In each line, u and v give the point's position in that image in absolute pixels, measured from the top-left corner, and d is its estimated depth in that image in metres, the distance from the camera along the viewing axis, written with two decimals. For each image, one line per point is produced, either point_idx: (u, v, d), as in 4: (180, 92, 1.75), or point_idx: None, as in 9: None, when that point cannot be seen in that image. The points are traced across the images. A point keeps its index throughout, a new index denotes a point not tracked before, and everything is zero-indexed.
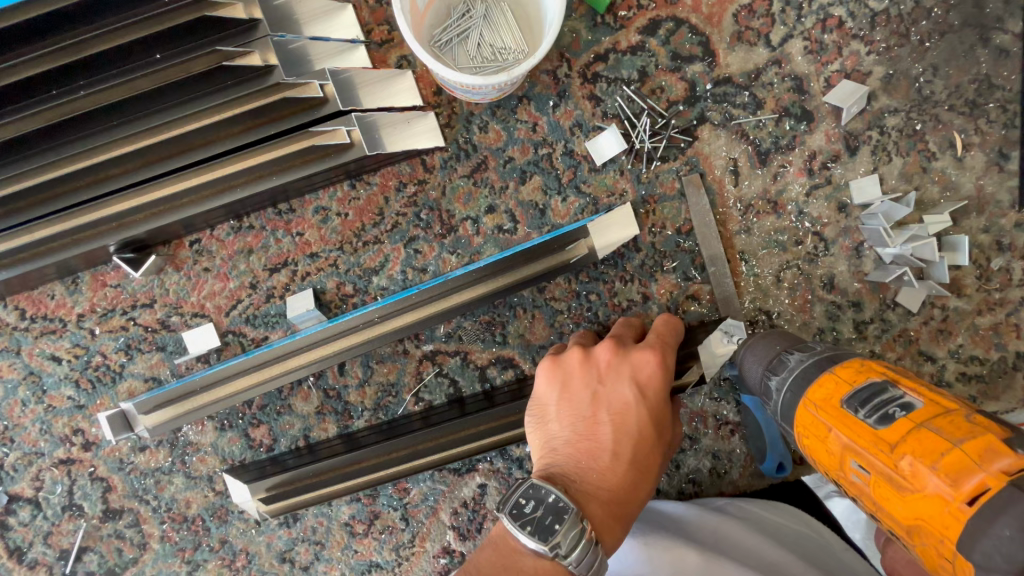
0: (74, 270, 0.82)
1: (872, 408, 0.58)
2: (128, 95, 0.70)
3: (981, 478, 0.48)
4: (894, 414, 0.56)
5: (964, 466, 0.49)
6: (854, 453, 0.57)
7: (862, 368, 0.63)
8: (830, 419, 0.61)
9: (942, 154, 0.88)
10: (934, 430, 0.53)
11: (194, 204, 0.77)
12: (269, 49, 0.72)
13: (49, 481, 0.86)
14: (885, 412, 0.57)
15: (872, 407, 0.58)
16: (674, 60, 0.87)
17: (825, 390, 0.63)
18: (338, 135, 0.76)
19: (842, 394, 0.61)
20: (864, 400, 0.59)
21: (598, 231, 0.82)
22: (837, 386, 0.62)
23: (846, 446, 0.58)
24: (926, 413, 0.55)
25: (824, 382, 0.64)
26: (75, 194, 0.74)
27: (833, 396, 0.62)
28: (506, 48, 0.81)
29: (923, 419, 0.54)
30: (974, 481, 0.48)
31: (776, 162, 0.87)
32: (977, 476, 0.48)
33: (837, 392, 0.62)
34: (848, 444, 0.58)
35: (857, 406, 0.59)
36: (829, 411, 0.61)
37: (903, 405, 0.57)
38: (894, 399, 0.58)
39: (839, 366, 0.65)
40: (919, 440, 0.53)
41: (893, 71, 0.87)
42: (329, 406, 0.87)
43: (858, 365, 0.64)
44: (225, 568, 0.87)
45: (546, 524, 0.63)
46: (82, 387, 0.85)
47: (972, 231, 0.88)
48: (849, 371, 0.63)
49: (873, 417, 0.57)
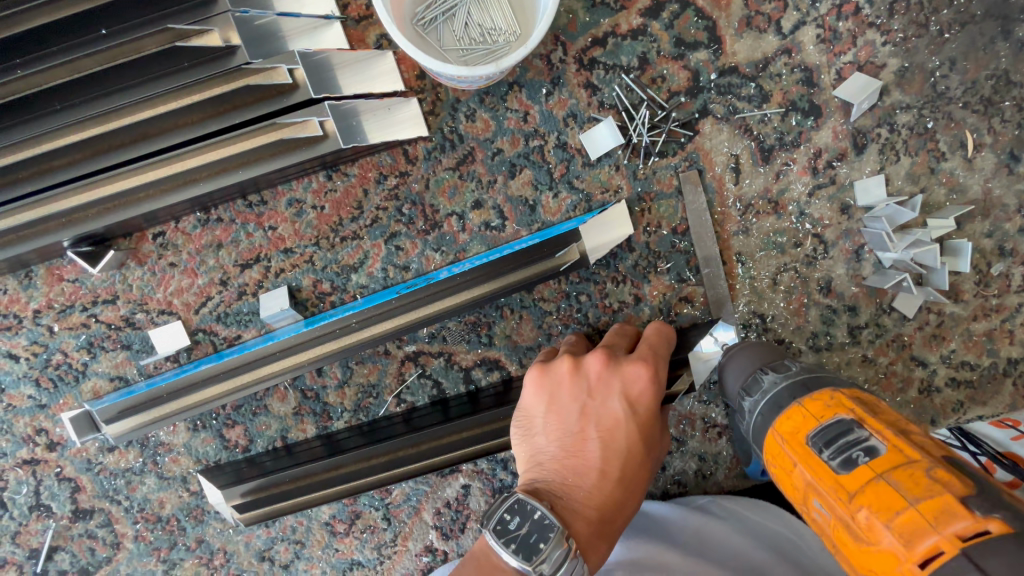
0: (27, 264, 0.76)
1: (836, 450, 0.56)
2: (71, 76, 0.64)
3: (935, 541, 0.47)
4: (857, 459, 0.55)
5: (919, 526, 0.48)
6: (815, 493, 0.56)
7: (830, 402, 0.61)
8: (796, 455, 0.60)
9: (951, 154, 0.84)
10: (892, 483, 0.51)
11: (152, 199, 0.70)
12: (230, 27, 0.65)
13: (13, 481, 0.82)
14: (848, 456, 0.55)
15: (836, 449, 0.56)
16: (677, 47, 0.80)
17: (793, 423, 0.62)
18: (310, 127, 0.69)
19: (808, 430, 0.60)
20: (829, 439, 0.57)
21: (587, 234, 0.77)
22: (804, 421, 0.61)
23: (808, 484, 0.57)
24: (888, 462, 0.53)
25: (792, 414, 0.62)
26: (19, 185, 0.68)
27: (800, 431, 0.60)
28: (496, 29, 0.74)
29: (884, 468, 0.53)
30: (927, 543, 0.47)
31: (780, 160, 0.83)
32: (932, 537, 0.47)
33: (804, 427, 0.60)
34: (809, 483, 0.57)
35: (822, 445, 0.57)
36: (794, 446, 0.60)
37: (867, 449, 0.55)
38: (858, 442, 0.56)
39: (808, 398, 0.62)
40: (878, 492, 0.51)
41: (908, 64, 0.82)
42: (307, 406, 0.84)
43: (827, 397, 0.61)
44: (203, 566, 0.86)
45: (531, 542, 0.62)
46: (43, 386, 0.80)
47: (975, 236, 0.85)
48: (817, 404, 0.61)
49: (836, 461, 0.56)
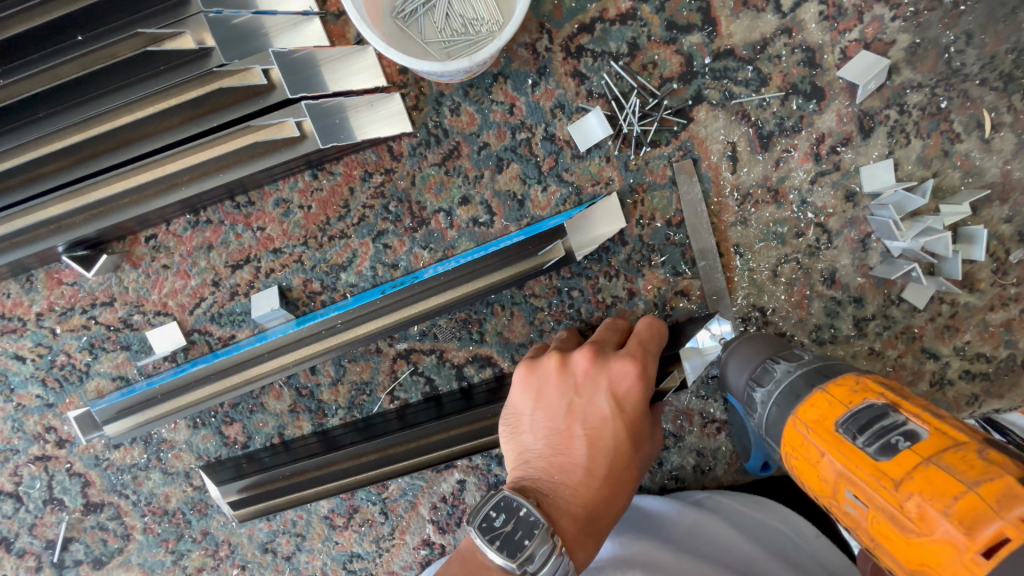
0: (28, 268, 0.79)
1: (873, 435, 0.53)
2: (52, 83, 0.65)
3: (999, 526, 0.44)
4: (897, 444, 0.51)
5: (980, 512, 0.45)
6: (850, 483, 0.53)
7: (856, 387, 0.58)
8: (824, 444, 0.56)
9: (967, 136, 0.78)
10: (944, 467, 0.48)
11: (138, 204, 0.72)
12: (203, 29, 0.64)
13: (28, 476, 0.86)
14: (887, 441, 0.52)
15: (872, 434, 0.53)
16: (669, 30, 0.77)
17: (817, 410, 0.58)
18: (286, 128, 0.69)
19: (837, 417, 0.56)
20: (862, 424, 0.54)
21: (593, 220, 0.76)
22: (831, 407, 0.57)
23: (841, 474, 0.53)
24: (934, 445, 0.50)
25: (816, 400, 0.59)
26: (11, 192, 0.70)
27: (827, 418, 0.57)
28: (479, 19, 0.72)
29: (930, 452, 0.49)
30: (991, 529, 0.44)
31: (780, 147, 0.79)
32: (995, 523, 0.44)
33: (831, 413, 0.57)
34: (844, 472, 0.53)
35: (855, 431, 0.54)
36: (822, 434, 0.56)
37: (906, 434, 0.52)
38: (896, 427, 0.53)
39: (831, 383, 0.59)
40: (928, 478, 0.48)
41: (920, 40, 0.77)
42: (302, 404, 0.85)
43: (852, 382, 0.58)
44: (209, 557, 0.89)
45: (515, 538, 0.62)
46: (50, 386, 0.83)
47: (992, 221, 0.80)
48: (843, 390, 0.58)
49: (873, 446, 0.52)
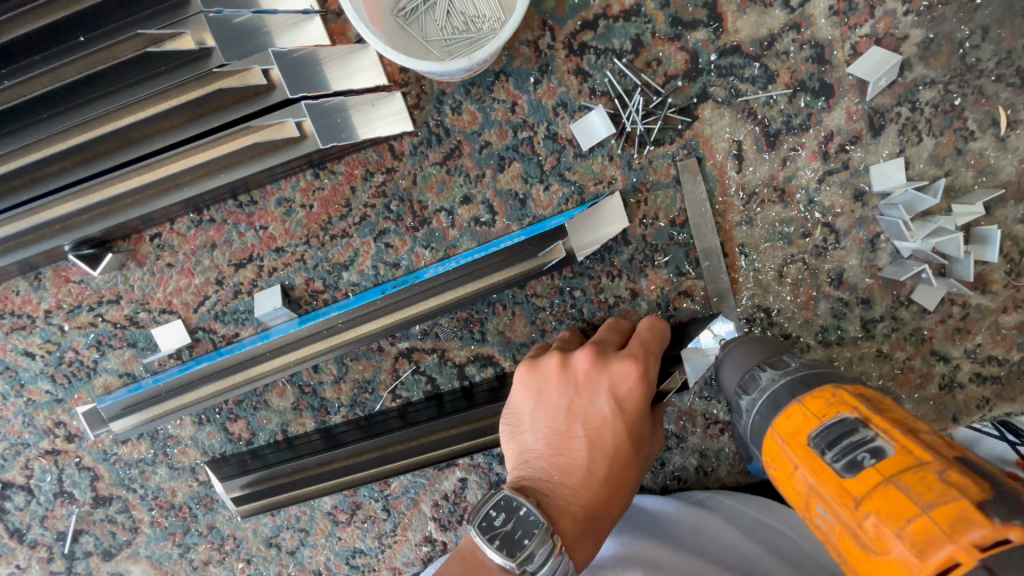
0: (35, 266, 0.80)
1: (840, 452, 0.52)
2: (55, 84, 0.65)
3: (949, 551, 0.43)
4: (863, 461, 0.51)
5: (932, 536, 0.44)
6: (818, 498, 0.53)
7: (832, 400, 0.56)
8: (796, 457, 0.56)
9: (981, 133, 0.76)
10: (902, 488, 0.47)
11: (139, 205, 0.73)
12: (203, 28, 0.64)
13: (38, 470, 0.88)
14: (854, 458, 0.51)
15: (839, 450, 0.52)
16: (674, 27, 0.76)
17: (792, 423, 0.57)
18: (286, 128, 0.70)
19: (809, 430, 0.55)
20: (831, 440, 0.53)
21: (601, 218, 0.75)
22: (805, 420, 0.56)
23: (811, 489, 0.53)
24: (897, 464, 0.49)
25: (792, 412, 0.58)
26: (16, 193, 0.71)
27: (800, 431, 0.56)
28: (480, 16, 0.72)
29: (892, 472, 0.49)
30: (940, 554, 0.43)
31: (787, 145, 0.77)
32: (945, 547, 0.43)
33: (805, 426, 0.56)
34: (812, 487, 0.53)
35: (824, 446, 0.53)
36: (795, 446, 0.56)
37: (873, 451, 0.51)
38: (863, 443, 0.52)
39: (809, 395, 0.58)
40: (886, 498, 0.47)
41: (933, 35, 0.75)
42: (305, 401, 0.86)
43: (829, 394, 0.57)
44: (215, 551, 0.90)
45: (515, 538, 0.62)
46: (59, 382, 0.84)
47: (1006, 221, 0.78)
48: (818, 402, 0.57)
49: (840, 463, 0.52)
